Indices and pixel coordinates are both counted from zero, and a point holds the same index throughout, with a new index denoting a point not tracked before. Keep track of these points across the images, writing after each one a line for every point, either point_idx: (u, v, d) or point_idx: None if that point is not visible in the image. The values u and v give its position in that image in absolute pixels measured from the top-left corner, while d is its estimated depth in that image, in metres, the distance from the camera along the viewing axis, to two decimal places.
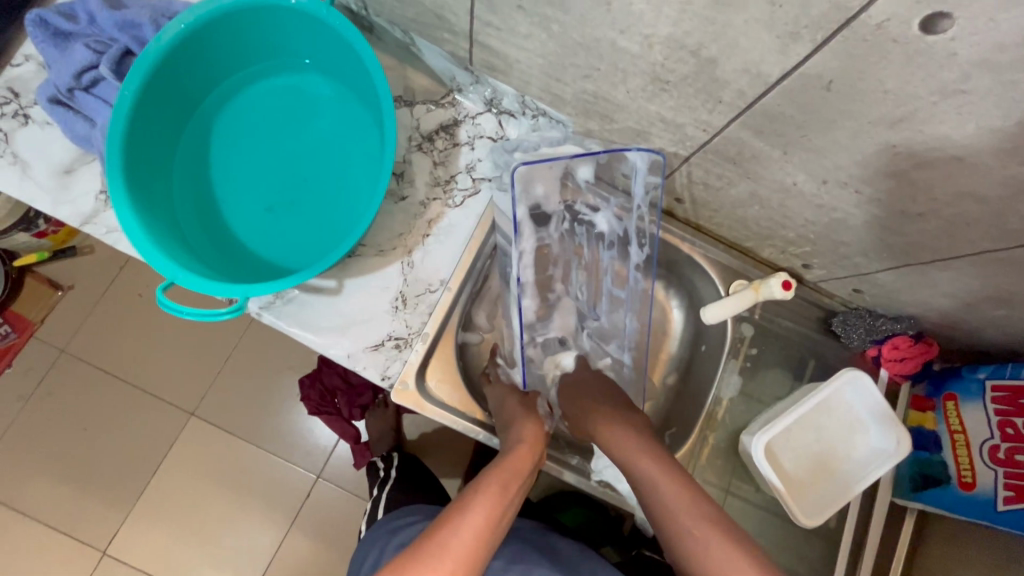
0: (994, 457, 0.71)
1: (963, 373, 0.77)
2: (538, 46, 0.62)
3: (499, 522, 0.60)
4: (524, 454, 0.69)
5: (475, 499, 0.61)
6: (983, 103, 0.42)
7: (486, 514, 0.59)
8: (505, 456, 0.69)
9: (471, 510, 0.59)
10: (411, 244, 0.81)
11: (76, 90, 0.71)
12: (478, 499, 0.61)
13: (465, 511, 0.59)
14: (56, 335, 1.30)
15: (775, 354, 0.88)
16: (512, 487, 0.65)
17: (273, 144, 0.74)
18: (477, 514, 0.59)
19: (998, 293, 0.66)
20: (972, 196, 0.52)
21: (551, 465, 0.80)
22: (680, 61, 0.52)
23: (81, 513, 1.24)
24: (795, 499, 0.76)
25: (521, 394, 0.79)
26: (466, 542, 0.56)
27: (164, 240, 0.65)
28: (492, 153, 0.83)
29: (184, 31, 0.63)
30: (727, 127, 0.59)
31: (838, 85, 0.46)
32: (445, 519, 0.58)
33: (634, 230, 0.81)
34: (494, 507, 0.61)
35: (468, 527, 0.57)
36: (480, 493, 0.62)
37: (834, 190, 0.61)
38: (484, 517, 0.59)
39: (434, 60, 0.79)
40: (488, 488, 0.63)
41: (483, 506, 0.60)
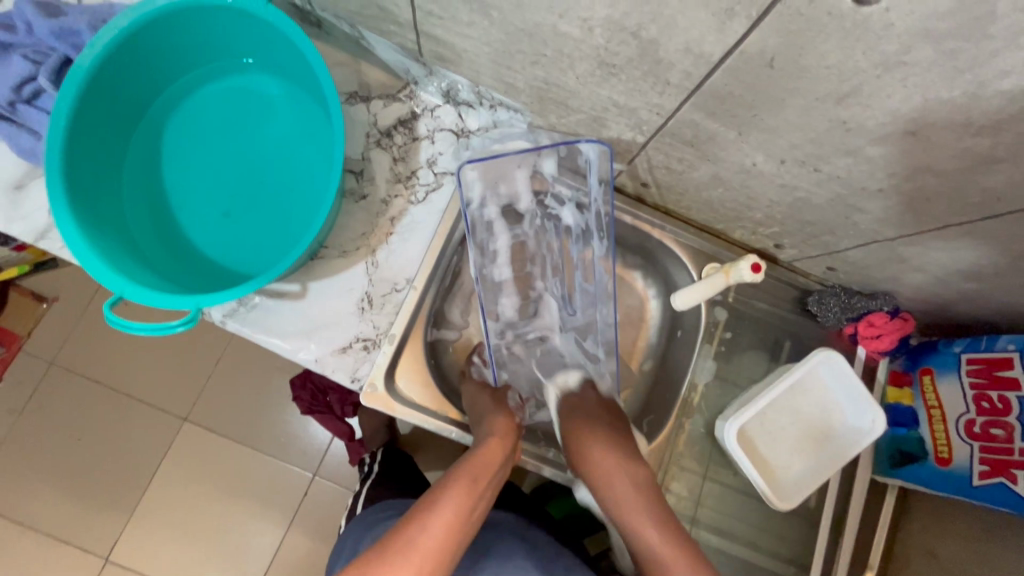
0: (969, 432, 0.70)
1: (939, 348, 0.77)
2: (482, 34, 0.60)
3: (466, 522, 0.59)
4: (496, 449, 0.68)
5: (442, 498, 0.60)
6: (926, 75, 0.40)
7: (452, 516, 0.58)
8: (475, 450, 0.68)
9: (437, 510, 0.58)
10: (375, 244, 0.80)
11: (18, 103, 0.70)
12: (444, 498, 0.60)
13: (431, 511, 0.58)
14: (42, 347, 1.29)
15: (749, 336, 0.87)
16: (481, 484, 0.64)
17: (226, 148, 0.73)
18: (442, 515, 0.58)
19: (968, 267, 0.64)
20: (929, 170, 0.50)
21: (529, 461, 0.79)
22: (622, 44, 0.50)
23: (79, 522, 1.24)
24: (768, 480, 0.75)
25: (493, 390, 0.78)
26: (431, 541, 0.55)
27: (115, 255, 0.63)
28: (453, 146, 0.82)
29: (119, 37, 0.62)
30: (679, 109, 0.57)
31: (780, 62, 0.44)
32: (410, 519, 0.57)
33: (594, 224, 0.80)
34: (461, 507, 0.60)
35: (433, 528, 0.56)
36: (447, 491, 0.61)
37: (793, 169, 0.59)
38: (451, 518, 0.58)
39: (385, 53, 0.76)
40: (456, 486, 0.62)
41: (450, 506, 0.59)
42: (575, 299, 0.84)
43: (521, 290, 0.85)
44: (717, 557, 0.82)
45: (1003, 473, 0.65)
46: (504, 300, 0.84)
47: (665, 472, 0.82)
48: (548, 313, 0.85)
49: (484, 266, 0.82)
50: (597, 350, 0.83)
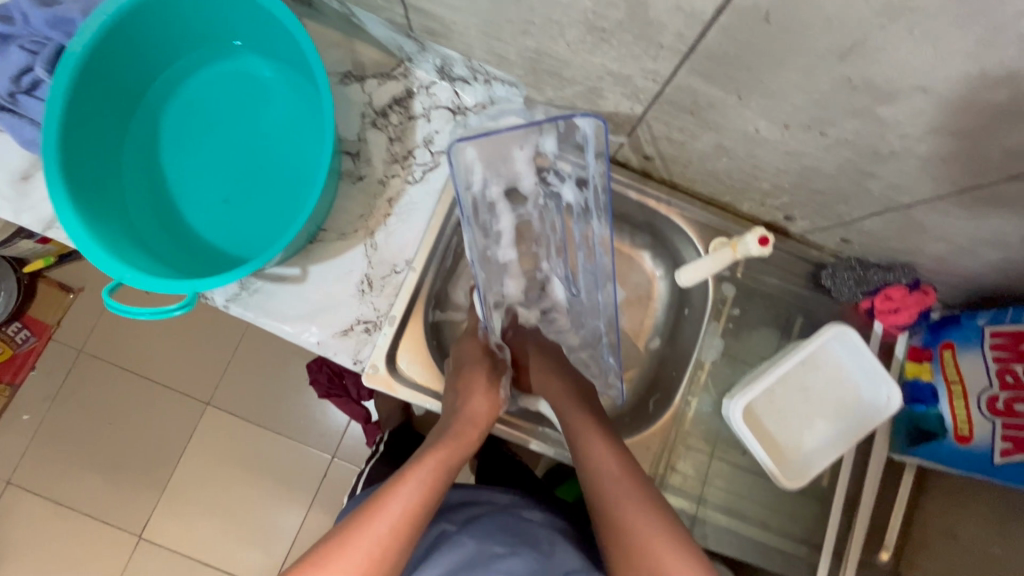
0: (993, 408, 0.67)
1: (963, 321, 0.73)
2: (469, 4, 0.58)
3: (439, 493, 0.61)
4: (473, 425, 0.70)
5: (414, 470, 0.61)
6: (935, 21, 0.37)
7: (424, 484, 0.60)
8: (450, 426, 0.69)
9: (404, 481, 0.60)
10: (374, 226, 0.80)
11: (18, 94, 0.71)
12: (415, 471, 0.61)
13: (404, 481, 0.60)
14: (69, 336, 1.34)
15: (759, 313, 0.84)
16: (454, 459, 0.65)
17: (222, 133, 0.73)
18: (412, 486, 0.59)
19: (991, 234, 0.60)
20: (944, 129, 0.47)
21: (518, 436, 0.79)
22: (611, 6, 0.48)
23: (113, 501, 1.30)
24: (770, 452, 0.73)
25: (489, 359, 0.77)
26: (418, 486, 0.60)
27: (115, 241, 0.64)
28: (450, 123, 0.80)
29: (108, 22, 0.61)
30: (676, 75, 0.54)
31: (777, 17, 0.41)
32: (380, 490, 0.59)
33: (593, 202, 0.75)
34: (430, 480, 0.61)
35: (402, 499, 0.58)
36: (415, 464, 0.62)
37: (799, 135, 0.56)
38: (421, 489, 0.60)
39: (377, 30, 0.75)
40: (430, 458, 0.63)
41: (419, 478, 0.60)
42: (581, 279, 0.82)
43: (527, 271, 0.84)
44: (726, 536, 0.80)
45: None
46: (508, 279, 0.83)
47: (672, 451, 0.81)
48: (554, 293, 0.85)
49: (487, 247, 0.80)
50: (599, 329, 0.82)
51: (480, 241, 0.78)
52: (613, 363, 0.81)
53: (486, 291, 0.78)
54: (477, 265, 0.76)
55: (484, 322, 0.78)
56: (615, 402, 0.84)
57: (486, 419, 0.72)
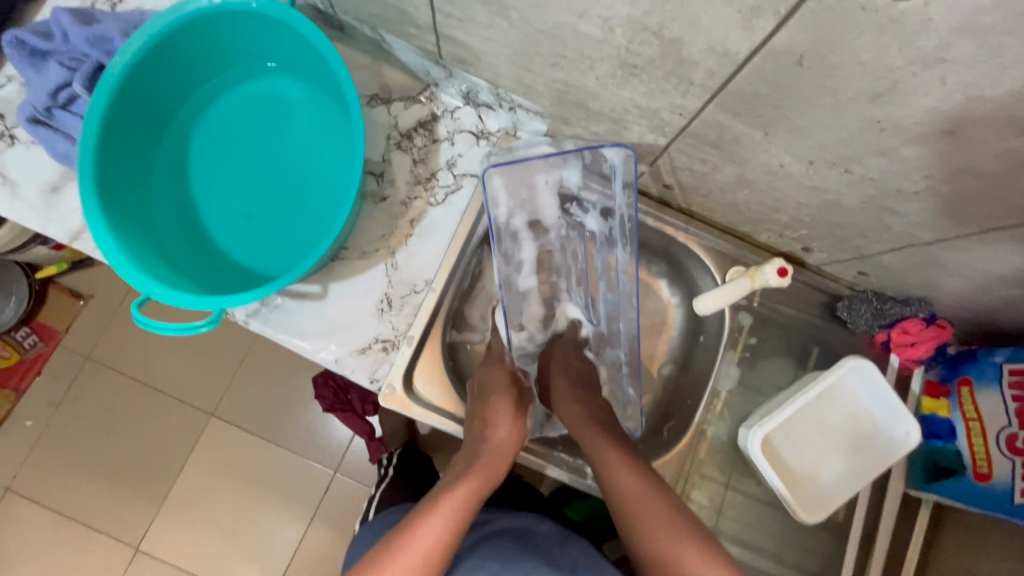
0: (1011, 446, 0.66)
1: (979, 357, 0.73)
2: (502, 36, 0.59)
3: (469, 523, 0.61)
4: (501, 456, 0.69)
5: (445, 501, 0.61)
6: (968, 72, 0.38)
7: (456, 513, 0.60)
8: (479, 456, 0.69)
9: (436, 510, 0.60)
10: (394, 245, 0.80)
11: (54, 108, 0.73)
12: (447, 501, 0.61)
13: (435, 509, 0.60)
14: (78, 343, 1.34)
15: (775, 342, 0.84)
16: (483, 489, 0.65)
17: (249, 151, 0.74)
18: (444, 516, 0.59)
19: (1011, 273, 0.61)
20: (969, 172, 0.48)
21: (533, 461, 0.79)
22: (644, 43, 0.49)
23: (113, 512, 1.28)
24: (790, 488, 0.73)
25: (514, 386, 0.77)
26: (448, 514, 0.60)
27: (143, 256, 0.65)
28: (472, 147, 0.81)
29: (148, 44, 0.63)
30: (703, 110, 0.56)
31: (810, 60, 0.42)
32: (411, 519, 0.59)
33: (618, 231, 0.78)
34: (461, 509, 0.61)
35: (434, 527, 0.58)
36: (446, 494, 0.62)
37: (823, 171, 0.57)
38: (453, 518, 0.59)
39: (406, 56, 0.77)
40: (461, 487, 0.63)
41: (450, 508, 0.60)
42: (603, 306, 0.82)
43: (544, 300, 0.83)
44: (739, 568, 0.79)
45: None
46: (526, 304, 0.83)
47: (686, 480, 0.80)
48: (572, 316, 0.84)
49: (509, 275, 0.80)
50: (620, 357, 0.82)
51: (502, 269, 0.79)
52: (633, 393, 0.81)
53: (508, 315, 0.81)
54: (500, 288, 0.78)
55: (506, 334, 0.80)
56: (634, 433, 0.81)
57: (513, 451, 0.72)
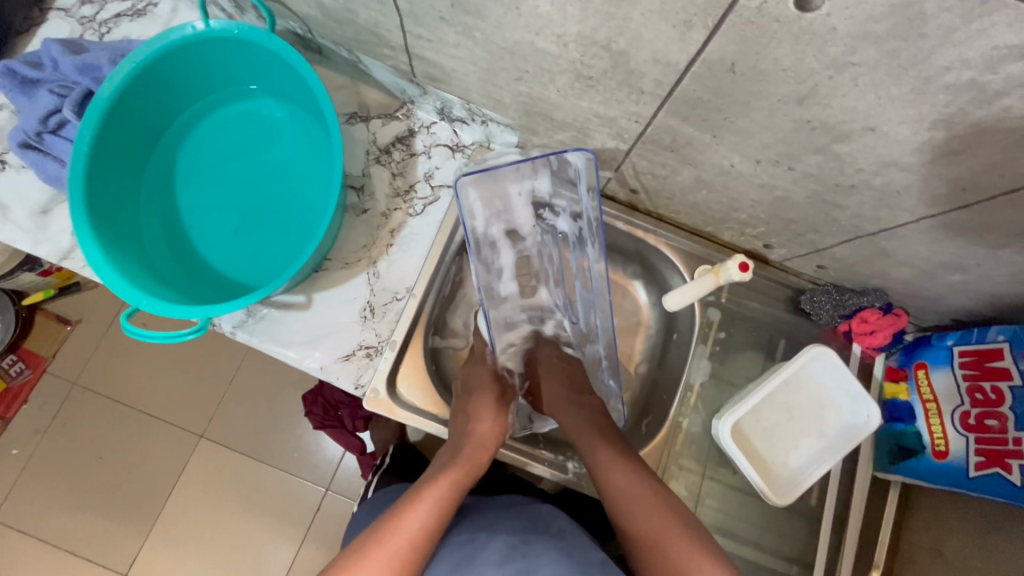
0: (964, 424, 0.71)
1: (932, 342, 0.77)
2: (468, 54, 0.64)
3: (451, 509, 0.66)
4: (482, 447, 0.73)
5: (429, 490, 0.66)
6: (875, 73, 0.42)
7: (438, 501, 0.65)
8: (461, 447, 0.73)
9: (421, 497, 0.65)
10: (376, 255, 0.84)
11: (44, 134, 0.76)
12: (430, 490, 0.66)
13: (419, 497, 0.65)
14: (65, 367, 1.35)
15: (744, 336, 0.88)
16: (465, 479, 0.70)
17: (234, 168, 0.77)
18: (428, 504, 0.65)
19: (950, 259, 0.65)
20: (894, 164, 0.52)
21: (515, 458, 0.82)
22: (595, 57, 0.54)
23: (101, 536, 1.28)
24: (762, 470, 0.77)
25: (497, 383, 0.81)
26: (429, 502, 0.65)
27: (132, 270, 0.67)
28: (449, 160, 0.86)
29: (135, 70, 0.67)
30: (656, 116, 0.60)
31: (741, 67, 0.47)
32: (398, 506, 0.64)
33: (586, 232, 0.79)
34: (445, 497, 0.66)
35: (418, 515, 0.63)
36: (431, 483, 0.67)
37: (769, 169, 0.61)
38: (435, 506, 0.65)
39: (382, 75, 0.81)
40: (443, 476, 0.68)
41: (434, 497, 0.65)
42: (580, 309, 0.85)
43: (525, 303, 0.87)
44: None
45: (998, 463, 0.66)
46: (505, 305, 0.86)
47: (664, 472, 0.83)
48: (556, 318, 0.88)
49: (490, 282, 0.83)
50: (598, 353, 0.85)
51: (482, 276, 0.82)
52: (614, 386, 0.84)
53: (493, 322, 0.84)
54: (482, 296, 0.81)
55: (489, 340, 0.83)
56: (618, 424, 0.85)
57: (495, 440, 0.76)
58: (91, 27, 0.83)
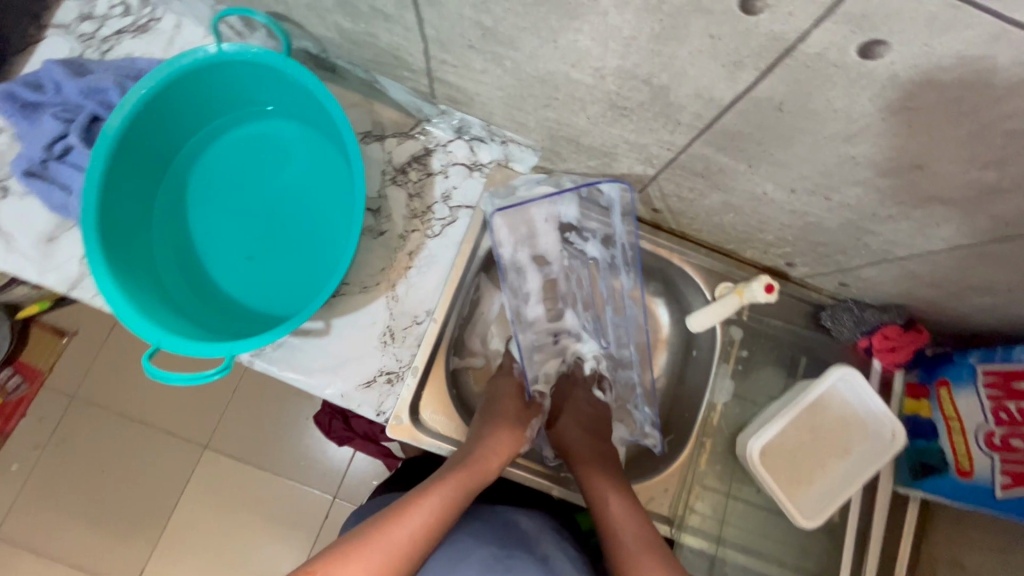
0: (989, 443, 0.71)
1: (955, 359, 0.78)
2: (495, 80, 0.62)
3: (454, 513, 0.66)
4: (497, 454, 0.73)
5: (436, 489, 0.66)
6: (932, 117, 0.41)
7: (444, 501, 0.66)
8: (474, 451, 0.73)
9: (426, 496, 0.65)
10: (394, 278, 0.82)
11: (49, 160, 0.73)
12: (438, 488, 0.66)
13: (426, 494, 0.65)
14: (66, 383, 1.32)
15: (765, 354, 0.88)
16: (474, 483, 0.70)
17: (248, 193, 0.75)
18: (434, 502, 0.65)
19: (981, 283, 0.65)
20: (937, 199, 0.52)
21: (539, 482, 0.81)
22: (633, 90, 0.52)
23: (108, 553, 1.26)
24: (768, 469, 0.77)
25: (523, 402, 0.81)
26: (434, 502, 0.65)
27: (146, 302, 0.65)
28: (467, 179, 0.84)
29: (147, 96, 0.64)
30: (689, 145, 0.59)
31: (789, 106, 0.46)
32: (404, 501, 0.65)
33: (620, 258, 0.81)
34: (450, 500, 0.66)
35: (423, 511, 0.63)
36: (438, 481, 0.67)
37: (804, 197, 0.60)
38: (441, 505, 0.65)
39: (398, 95, 0.79)
40: (454, 477, 0.68)
41: (440, 497, 0.66)
42: (610, 334, 0.85)
43: (552, 326, 0.86)
44: None
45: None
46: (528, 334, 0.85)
47: (689, 492, 0.83)
48: (580, 342, 0.88)
49: (518, 307, 0.83)
50: (633, 379, 0.85)
51: (511, 302, 0.82)
52: (647, 413, 0.84)
53: (522, 347, 0.84)
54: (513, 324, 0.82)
55: (522, 364, 0.83)
56: (656, 450, 0.84)
57: (511, 450, 0.76)
58: (92, 45, 0.79)
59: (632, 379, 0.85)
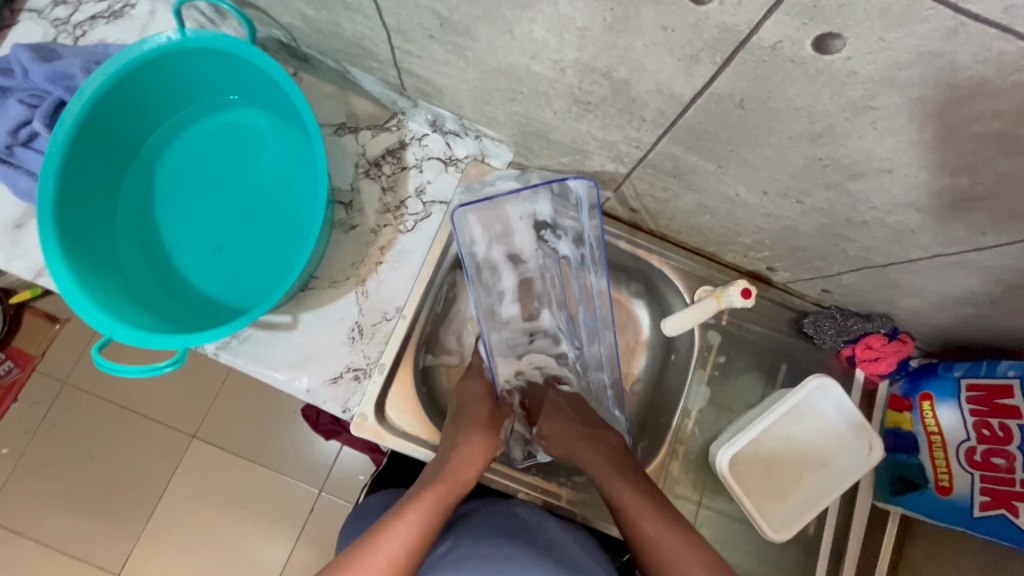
0: (970, 460, 0.68)
1: (939, 371, 0.74)
2: (460, 72, 0.60)
3: (436, 528, 0.64)
4: (472, 461, 0.71)
5: (413, 505, 0.64)
6: (896, 119, 0.39)
7: (423, 518, 0.63)
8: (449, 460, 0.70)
9: (404, 514, 0.63)
10: (365, 273, 0.81)
11: (15, 146, 0.72)
12: (415, 505, 0.64)
13: (403, 513, 0.63)
14: (56, 368, 1.32)
15: (744, 360, 0.85)
16: (451, 494, 0.67)
17: (215, 183, 0.74)
18: (413, 520, 0.63)
19: (963, 294, 0.63)
20: (910, 205, 0.49)
21: (507, 484, 0.79)
22: (594, 84, 0.50)
23: (89, 540, 1.26)
24: (738, 480, 0.75)
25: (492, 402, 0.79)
26: (413, 519, 0.63)
27: (105, 293, 0.65)
28: (441, 174, 0.82)
29: (107, 83, 0.63)
30: (657, 143, 0.57)
31: (750, 104, 0.44)
32: (382, 522, 0.62)
33: (590, 257, 0.78)
34: (429, 515, 0.64)
35: (402, 531, 0.61)
36: (415, 497, 0.65)
37: (777, 200, 0.58)
38: (420, 522, 0.63)
39: (370, 86, 0.77)
40: (431, 491, 0.66)
41: (419, 513, 0.63)
42: (583, 336, 0.84)
43: (528, 326, 0.85)
44: None
45: (1005, 505, 0.64)
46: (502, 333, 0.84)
47: None
48: (556, 343, 0.86)
49: (491, 306, 0.82)
50: (604, 380, 0.83)
51: (483, 301, 0.81)
52: (619, 416, 0.82)
53: (493, 347, 0.82)
54: (482, 323, 0.79)
55: (488, 363, 0.81)
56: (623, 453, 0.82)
57: (487, 455, 0.73)
58: (65, 31, 0.79)
59: (604, 383, 0.83)
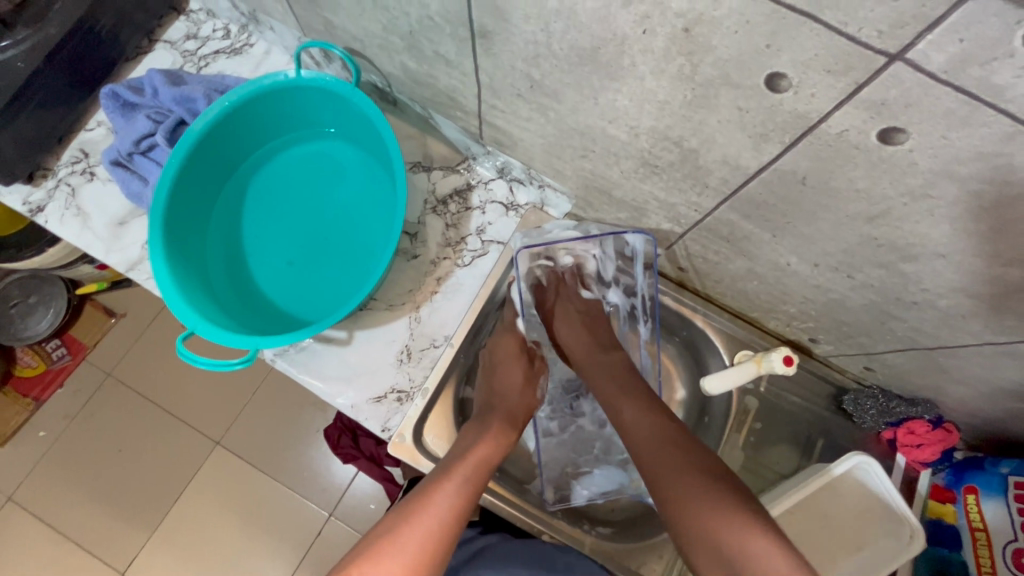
0: (1018, 562, 0.64)
1: (986, 466, 0.73)
2: (539, 128, 0.66)
3: (470, 502, 0.64)
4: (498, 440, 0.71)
5: (443, 484, 0.64)
6: (952, 208, 0.42)
7: (456, 494, 0.63)
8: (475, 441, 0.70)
9: (436, 490, 0.63)
10: (420, 301, 0.85)
11: (135, 154, 0.82)
12: (445, 482, 0.64)
13: (434, 489, 0.63)
14: (104, 359, 1.38)
15: (780, 428, 0.86)
16: (481, 470, 0.67)
17: (298, 204, 0.81)
18: (446, 496, 0.63)
19: (1013, 386, 0.63)
20: (961, 290, 0.51)
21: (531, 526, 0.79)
22: (665, 150, 0.55)
23: (104, 532, 1.29)
24: None
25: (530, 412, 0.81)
26: (445, 497, 0.62)
27: (192, 290, 0.71)
28: (502, 217, 0.87)
29: (229, 108, 0.72)
30: (716, 209, 0.61)
31: (812, 181, 0.48)
32: (413, 499, 0.62)
33: (639, 308, 0.85)
34: (462, 489, 0.64)
35: (436, 507, 0.61)
36: (445, 473, 0.65)
37: (826, 273, 0.61)
38: (454, 499, 0.63)
39: (450, 132, 0.84)
40: (461, 467, 0.66)
41: (452, 489, 0.63)
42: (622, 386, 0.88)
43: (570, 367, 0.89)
44: None
45: None
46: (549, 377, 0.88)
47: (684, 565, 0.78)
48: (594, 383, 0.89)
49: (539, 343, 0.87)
50: None
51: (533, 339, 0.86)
52: None
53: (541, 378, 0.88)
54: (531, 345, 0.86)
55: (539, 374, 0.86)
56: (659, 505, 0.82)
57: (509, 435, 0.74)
58: (191, 61, 0.90)
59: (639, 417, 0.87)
